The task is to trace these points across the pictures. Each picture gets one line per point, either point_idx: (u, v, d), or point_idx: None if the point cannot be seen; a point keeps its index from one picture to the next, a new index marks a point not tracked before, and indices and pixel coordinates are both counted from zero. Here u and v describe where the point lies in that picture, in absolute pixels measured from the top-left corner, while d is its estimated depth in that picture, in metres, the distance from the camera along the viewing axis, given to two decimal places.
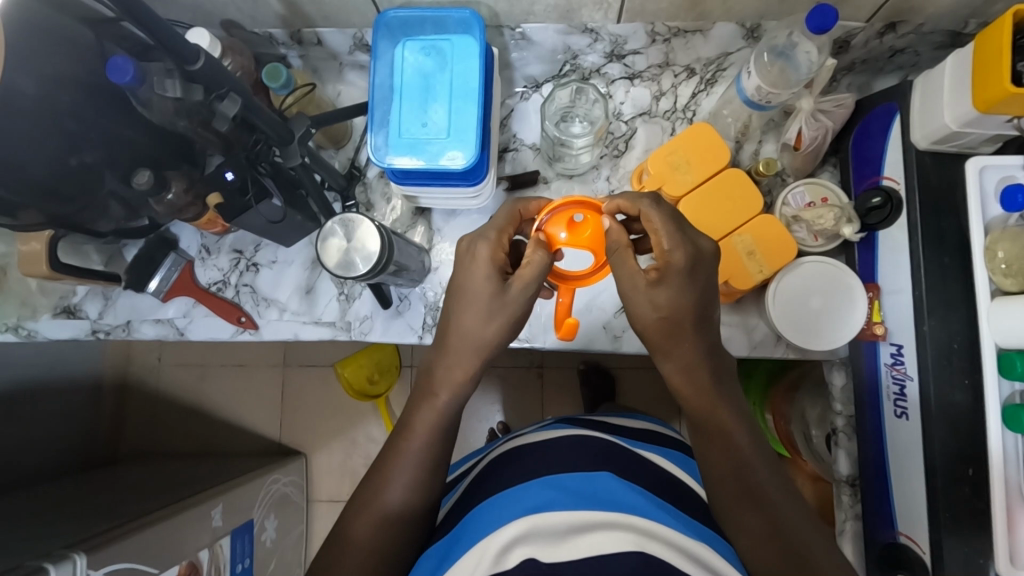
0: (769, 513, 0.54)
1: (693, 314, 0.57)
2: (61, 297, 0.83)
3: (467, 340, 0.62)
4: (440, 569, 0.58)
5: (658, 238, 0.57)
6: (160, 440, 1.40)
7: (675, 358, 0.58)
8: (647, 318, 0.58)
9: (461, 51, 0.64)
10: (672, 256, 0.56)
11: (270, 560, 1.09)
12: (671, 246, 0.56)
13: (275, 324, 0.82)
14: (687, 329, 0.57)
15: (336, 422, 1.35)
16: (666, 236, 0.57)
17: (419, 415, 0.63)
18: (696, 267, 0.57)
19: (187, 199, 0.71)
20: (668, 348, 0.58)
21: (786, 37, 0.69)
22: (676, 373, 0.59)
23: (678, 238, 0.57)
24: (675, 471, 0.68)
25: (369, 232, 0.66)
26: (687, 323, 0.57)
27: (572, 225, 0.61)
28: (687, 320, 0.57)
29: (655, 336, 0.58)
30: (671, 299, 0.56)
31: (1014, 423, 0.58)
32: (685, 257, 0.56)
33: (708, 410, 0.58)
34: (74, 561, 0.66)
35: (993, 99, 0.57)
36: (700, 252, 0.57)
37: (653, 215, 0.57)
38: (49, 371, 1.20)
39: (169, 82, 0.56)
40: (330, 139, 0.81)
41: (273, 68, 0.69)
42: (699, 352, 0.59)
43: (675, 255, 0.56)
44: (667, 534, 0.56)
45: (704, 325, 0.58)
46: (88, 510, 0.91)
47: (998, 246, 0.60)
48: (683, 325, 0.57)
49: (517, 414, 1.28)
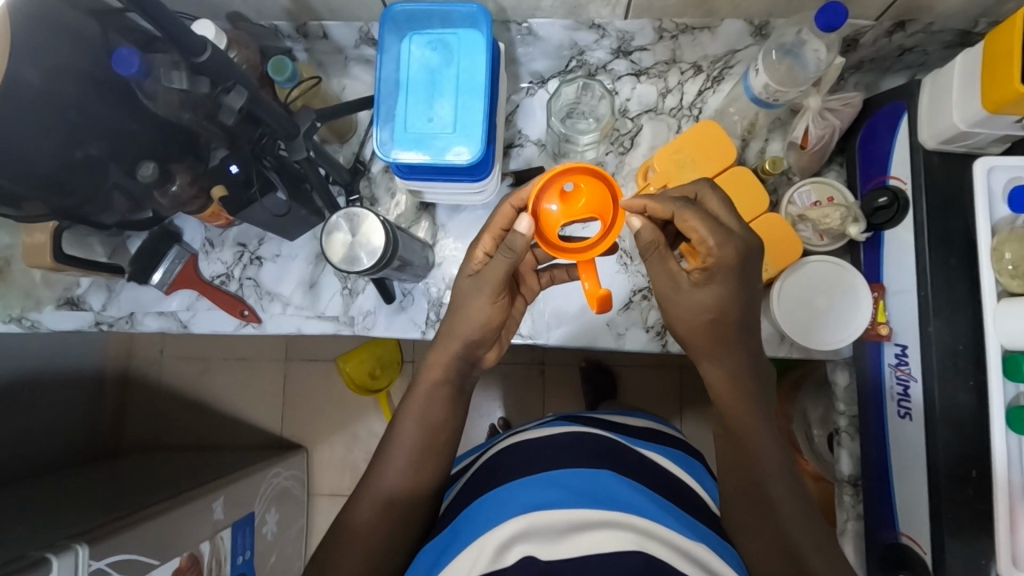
0: (777, 528, 0.57)
1: (740, 317, 0.58)
2: (64, 288, 0.82)
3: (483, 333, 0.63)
4: (437, 564, 0.58)
5: (698, 237, 0.54)
6: (161, 433, 1.40)
7: (719, 368, 0.60)
8: (697, 323, 0.57)
9: (467, 46, 0.64)
10: (719, 254, 0.54)
11: (270, 554, 1.09)
12: (717, 243, 0.54)
13: (278, 319, 0.82)
14: (733, 338, 0.58)
15: (337, 417, 1.35)
16: (706, 233, 0.54)
17: (433, 410, 0.64)
18: (742, 263, 0.55)
19: (191, 192, 0.70)
20: (714, 351, 0.59)
21: (794, 35, 0.68)
22: (719, 379, 0.60)
23: (721, 233, 0.54)
24: (677, 472, 0.68)
25: (373, 226, 0.66)
26: (733, 328, 0.58)
27: (564, 195, 0.55)
28: (734, 324, 0.58)
29: (701, 341, 0.59)
30: (718, 298, 0.56)
31: (1018, 425, 0.58)
32: (733, 252, 0.54)
33: (743, 423, 0.60)
34: (76, 552, 0.66)
35: (1003, 99, 0.57)
36: (748, 248, 0.56)
37: (691, 215, 0.54)
38: (52, 362, 1.21)
39: (176, 74, 0.57)
40: (335, 133, 0.81)
41: (278, 60, 0.68)
42: (744, 359, 0.60)
43: (722, 253, 0.54)
44: (666, 535, 0.56)
45: (744, 333, 0.59)
46: (90, 502, 0.91)
47: (1005, 247, 0.60)
48: (729, 329, 0.58)
49: (518, 411, 1.28)
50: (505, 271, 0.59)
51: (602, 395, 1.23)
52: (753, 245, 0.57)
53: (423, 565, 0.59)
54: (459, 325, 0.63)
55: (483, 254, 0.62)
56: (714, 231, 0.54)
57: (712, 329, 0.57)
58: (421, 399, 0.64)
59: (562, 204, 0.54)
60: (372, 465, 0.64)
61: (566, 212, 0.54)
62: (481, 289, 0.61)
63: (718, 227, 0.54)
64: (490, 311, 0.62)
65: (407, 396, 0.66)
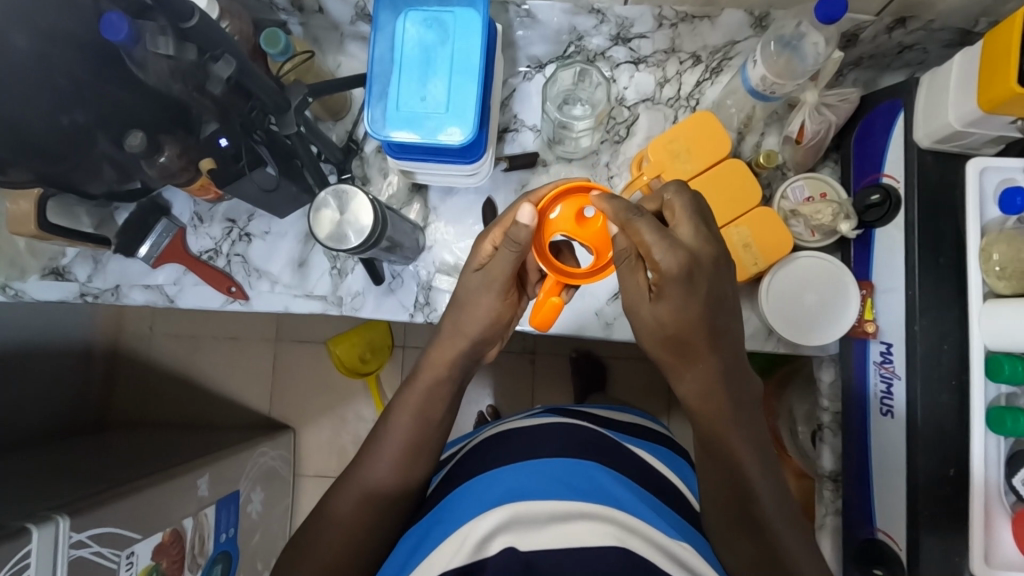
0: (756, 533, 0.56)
1: (705, 326, 0.52)
2: (49, 258, 0.81)
3: (471, 320, 0.62)
4: (417, 550, 0.58)
5: (644, 247, 0.50)
6: (149, 410, 1.40)
7: (692, 379, 0.55)
8: (652, 338, 0.54)
9: (461, 24, 0.63)
10: (663, 267, 0.50)
11: (255, 532, 1.09)
12: (662, 256, 0.49)
13: (266, 296, 0.81)
14: (701, 350, 0.53)
15: (325, 398, 1.35)
16: (652, 243, 0.49)
17: (419, 397, 0.63)
18: (696, 280, 0.51)
19: (180, 164, 0.69)
20: (680, 369, 0.55)
21: (794, 27, 0.67)
22: (692, 397, 0.56)
23: (667, 245, 0.49)
24: (664, 472, 0.68)
25: (362, 205, 0.65)
26: (700, 337, 0.52)
27: (582, 217, 0.58)
28: (700, 334, 0.52)
29: (666, 357, 0.55)
30: (671, 314, 0.51)
31: (998, 425, 0.58)
32: (680, 265, 0.50)
33: (717, 432, 0.56)
34: (57, 523, 0.66)
35: (998, 99, 0.57)
36: (697, 263, 0.50)
37: (641, 224, 0.50)
38: (40, 334, 1.20)
39: (162, 40, 0.55)
40: (329, 110, 0.80)
41: (271, 33, 0.68)
42: (717, 371, 0.54)
43: (665, 265, 0.50)
44: (651, 534, 0.56)
45: (714, 342, 0.53)
46: (76, 475, 0.91)
47: (993, 248, 0.60)
48: (693, 345, 0.53)
49: (508, 400, 1.28)
50: (510, 264, 0.58)
51: (592, 387, 1.23)
52: (704, 260, 0.51)
53: (400, 553, 0.59)
54: (465, 321, 0.63)
55: (491, 249, 0.61)
56: (659, 241, 0.49)
57: (670, 343, 0.53)
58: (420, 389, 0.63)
59: (577, 229, 0.58)
60: (365, 446, 0.64)
61: (577, 233, 0.58)
62: (489, 284, 0.61)
63: (667, 237, 0.50)
64: (500, 307, 0.62)
65: (406, 386, 0.64)
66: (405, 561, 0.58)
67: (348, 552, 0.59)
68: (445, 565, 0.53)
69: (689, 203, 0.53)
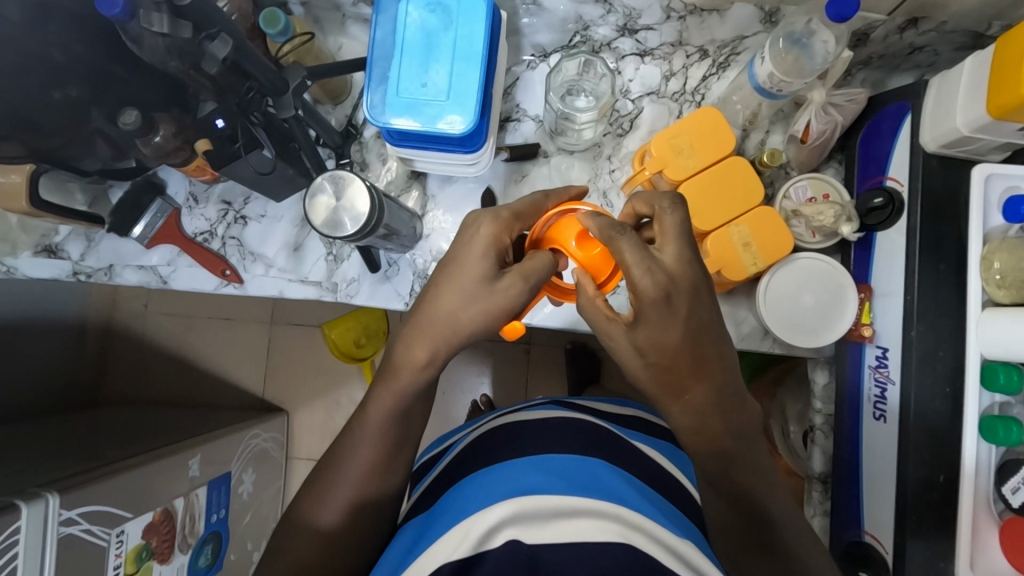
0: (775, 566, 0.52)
1: (688, 349, 0.50)
2: (42, 235, 0.80)
3: None
4: (417, 543, 0.58)
5: (623, 266, 0.49)
6: (141, 388, 1.39)
7: (706, 398, 0.51)
8: (635, 363, 0.52)
9: (467, 10, 0.62)
10: (639, 288, 0.48)
11: (245, 512, 1.09)
12: (637, 275, 0.48)
13: (261, 280, 0.81)
14: (710, 362, 0.51)
15: (318, 382, 1.34)
16: (631, 262, 0.49)
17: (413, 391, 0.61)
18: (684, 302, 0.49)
19: (176, 144, 0.67)
20: (691, 385, 0.51)
21: (804, 24, 0.66)
22: (688, 417, 0.52)
23: (643, 265, 0.48)
24: (666, 467, 0.68)
25: (359, 192, 0.64)
26: (688, 357, 0.50)
27: (585, 240, 0.57)
28: (683, 357, 0.50)
29: (668, 383, 0.51)
30: (657, 337, 0.49)
31: (990, 434, 0.58)
32: (657, 286, 0.48)
33: (732, 456, 0.53)
34: (47, 500, 0.66)
35: (1008, 105, 0.56)
36: (676, 284, 0.49)
37: (622, 242, 0.49)
38: (34, 310, 1.19)
39: (156, 16, 0.53)
40: (328, 93, 0.79)
41: (271, 13, 0.67)
42: (729, 388, 0.52)
43: (645, 292, 0.48)
44: (655, 530, 0.55)
45: (699, 371, 0.51)
46: (65, 452, 0.91)
47: (994, 257, 0.60)
48: (693, 365, 0.50)
49: (502, 389, 1.29)
50: (545, 272, 0.57)
51: (587, 379, 1.23)
52: (684, 284, 0.49)
53: (396, 552, 0.59)
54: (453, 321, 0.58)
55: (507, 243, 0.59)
56: (639, 261, 0.48)
57: (655, 368, 0.51)
58: (395, 383, 0.61)
59: (578, 249, 0.57)
60: (337, 442, 0.63)
61: (574, 249, 0.57)
62: (477, 291, 0.57)
63: (647, 257, 0.49)
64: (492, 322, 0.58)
65: (378, 383, 0.62)
66: (401, 559, 0.57)
67: (331, 533, 0.59)
68: (444, 559, 0.53)
69: (675, 223, 0.51)
